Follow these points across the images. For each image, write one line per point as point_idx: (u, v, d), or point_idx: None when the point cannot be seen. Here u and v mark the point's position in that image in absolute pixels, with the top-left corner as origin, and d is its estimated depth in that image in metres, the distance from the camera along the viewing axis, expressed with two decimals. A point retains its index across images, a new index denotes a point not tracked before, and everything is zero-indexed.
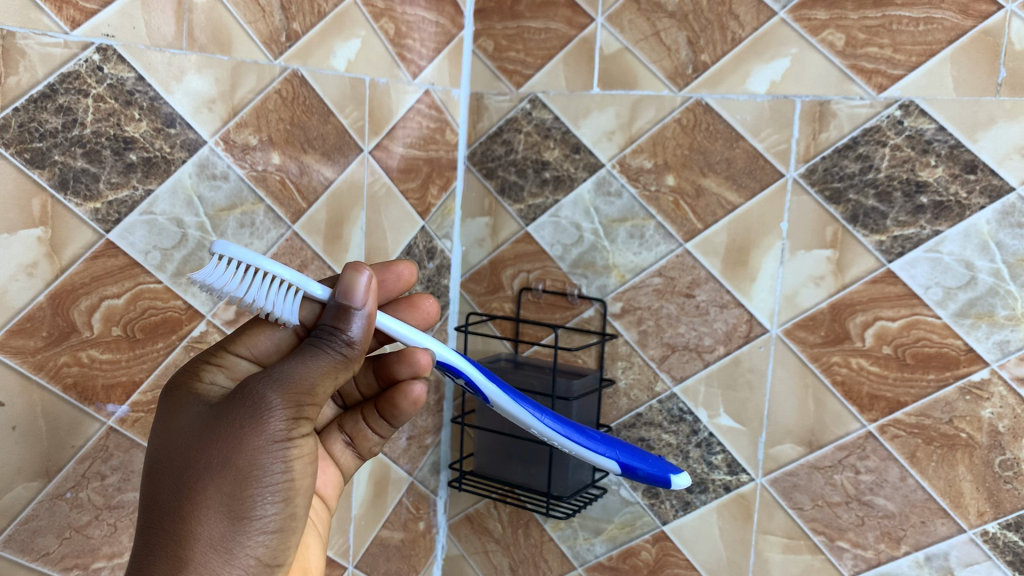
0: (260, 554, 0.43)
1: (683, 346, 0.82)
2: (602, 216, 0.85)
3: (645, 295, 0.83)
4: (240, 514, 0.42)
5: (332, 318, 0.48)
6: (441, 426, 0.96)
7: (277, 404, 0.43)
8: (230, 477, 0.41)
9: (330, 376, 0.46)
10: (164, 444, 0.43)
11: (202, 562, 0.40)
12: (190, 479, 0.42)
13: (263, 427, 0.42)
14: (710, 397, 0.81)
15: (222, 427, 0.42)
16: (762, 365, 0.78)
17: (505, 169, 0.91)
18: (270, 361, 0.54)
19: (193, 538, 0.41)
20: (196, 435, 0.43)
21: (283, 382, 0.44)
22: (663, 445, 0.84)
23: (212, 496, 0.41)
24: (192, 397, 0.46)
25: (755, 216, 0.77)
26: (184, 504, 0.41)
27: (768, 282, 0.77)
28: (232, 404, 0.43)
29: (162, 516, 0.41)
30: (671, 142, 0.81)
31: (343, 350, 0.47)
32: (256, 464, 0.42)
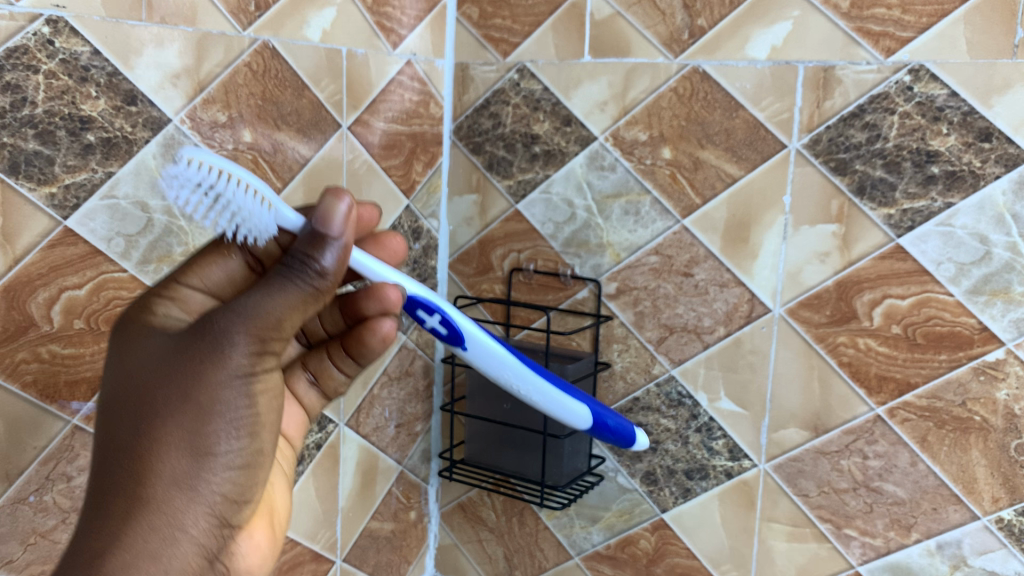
0: (225, 491, 0.41)
1: (682, 327, 0.78)
2: (596, 191, 0.81)
3: (641, 274, 0.79)
4: (203, 452, 0.39)
5: (306, 245, 0.43)
6: (430, 412, 0.92)
7: (241, 340, 0.40)
8: (193, 413, 0.39)
9: (299, 310, 0.42)
10: (118, 382, 0.40)
11: (164, 501, 0.38)
12: (148, 415, 0.38)
13: (226, 361, 0.39)
14: (710, 379, 0.77)
15: (183, 362, 0.39)
16: (764, 346, 0.74)
17: (493, 143, 0.86)
18: (223, 293, 0.51)
19: (152, 476, 0.38)
20: (154, 369, 0.40)
21: (245, 316, 0.40)
22: (661, 430, 0.80)
23: (175, 432, 0.38)
24: (147, 332, 0.43)
25: (755, 190, 0.73)
26: (142, 442, 0.38)
27: (771, 259, 0.73)
28: (191, 337, 0.40)
29: (117, 452, 0.38)
30: (667, 113, 0.76)
31: (313, 281, 0.43)
32: (218, 401, 0.39)
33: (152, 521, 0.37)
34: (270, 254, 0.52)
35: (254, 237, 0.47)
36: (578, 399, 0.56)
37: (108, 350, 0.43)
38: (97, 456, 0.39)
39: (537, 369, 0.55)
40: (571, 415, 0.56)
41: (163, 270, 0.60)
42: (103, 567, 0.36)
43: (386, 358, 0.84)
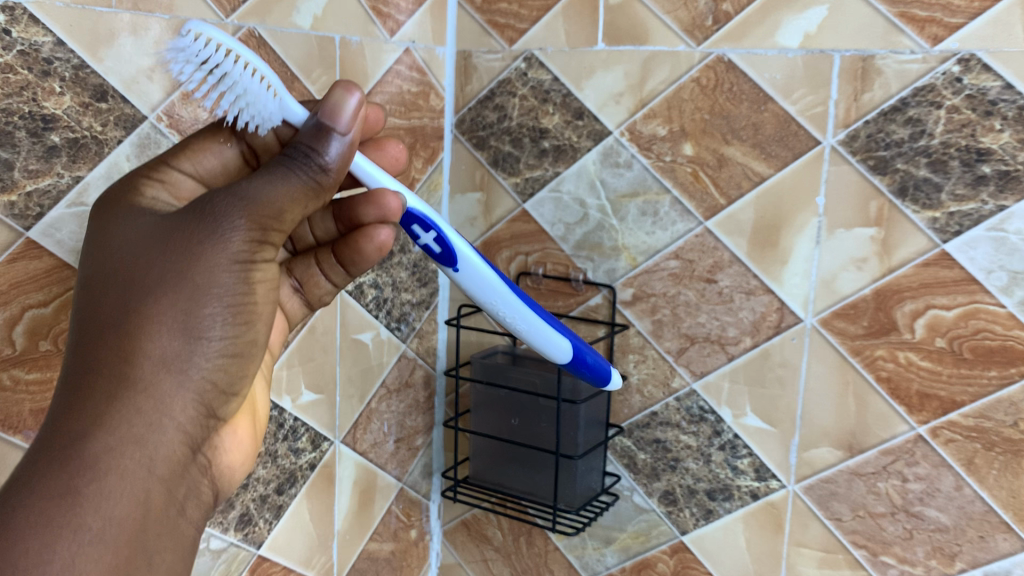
0: (214, 379, 0.38)
1: (704, 337, 0.72)
2: (610, 190, 0.75)
3: (660, 280, 0.73)
4: (194, 334, 0.36)
5: (309, 134, 0.41)
6: (432, 424, 0.87)
7: (240, 223, 0.37)
8: (184, 294, 0.36)
9: (298, 205, 0.40)
10: (104, 260, 0.38)
11: (152, 383, 0.35)
12: (136, 294, 0.36)
13: (223, 243, 0.37)
14: (735, 394, 0.72)
15: (175, 241, 0.37)
16: (794, 359, 0.69)
17: (498, 138, 0.80)
18: (215, 183, 0.48)
19: (140, 355, 0.35)
20: (145, 249, 0.37)
21: (246, 200, 0.38)
22: (681, 447, 0.74)
23: (166, 312, 0.36)
24: (132, 215, 0.40)
25: (786, 190, 0.68)
26: (131, 319, 0.35)
27: (802, 265, 0.68)
28: (184, 217, 0.38)
29: (102, 329, 0.35)
30: (688, 106, 0.70)
31: (315, 174, 0.41)
32: (214, 283, 0.37)
33: (137, 404, 0.35)
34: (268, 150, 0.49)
35: (256, 122, 0.45)
36: (563, 332, 0.55)
37: (93, 224, 0.41)
38: (76, 333, 0.36)
39: (524, 298, 0.54)
40: (553, 349, 0.54)
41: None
42: (83, 447, 0.33)
43: (383, 371, 0.79)
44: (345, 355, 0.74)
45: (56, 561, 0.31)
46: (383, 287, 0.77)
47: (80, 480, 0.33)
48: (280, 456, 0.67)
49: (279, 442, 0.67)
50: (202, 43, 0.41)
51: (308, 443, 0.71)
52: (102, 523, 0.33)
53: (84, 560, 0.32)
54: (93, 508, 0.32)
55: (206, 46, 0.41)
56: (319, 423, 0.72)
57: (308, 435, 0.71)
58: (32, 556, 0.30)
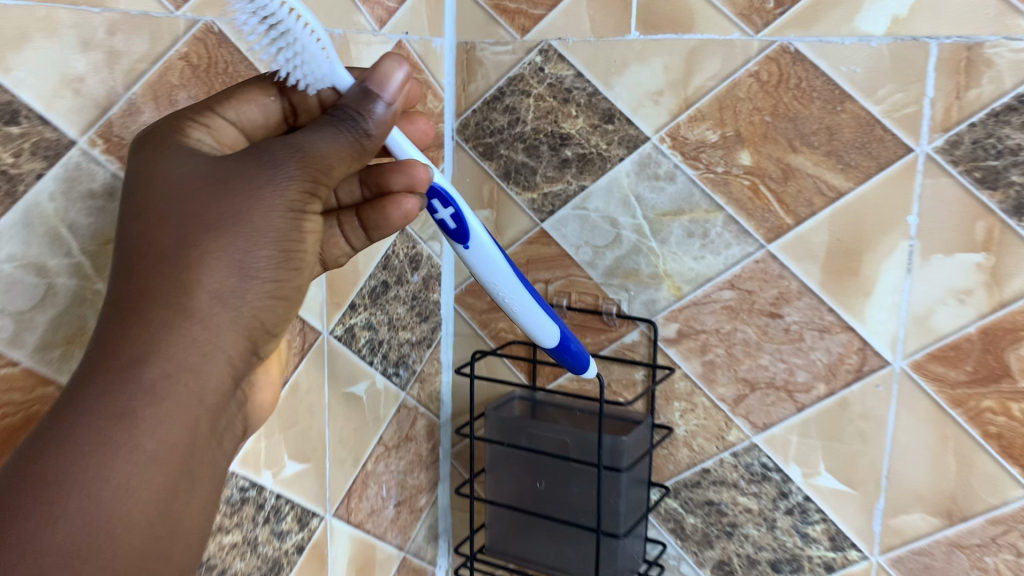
0: (263, 326, 0.34)
1: (767, 382, 0.61)
2: (648, 207, 0.63)
3: (711, 315, 0.62)
4: (250, 274, 0.33)
5: (355, 100, 0.37)
6: (436, 480, 0.75)
7: (295, 173, 0.34)
8: (244, 234, 0.32)
9: (344, 165, 0.36)
10: (154, 191, 0.34)
11: (206, 319, 0.32)
12: (191, 224, 0.32)
13: (279, 188, 0.33)
14: (805, 450, 0.60)
15: (233, 179, 0.33)
16: (879, 410, 0.58)
17: (509, 146, 0.67)
18: (254, 136, 0.42)
19: (195, 289, 0.31)
20: (198, 183, 0.33)
21: (299, 149, 0.34)
22: (740, 510, 0.63)
23: (223, 246, 0.32)
24: (178, 142, 0.36)
25: (869, 208, 0.56)
26: (187, 252, 0.32)
27: (889, 296, 0.56)
28: (242, 155, 0.34)
29: (155, 259, 0.32)
30: (744, 106, 0.58)
31: (363, 133, 0.37)
32: (269, 227, 0.33)
33: (194, 334, 0.31)
34: (314, 107, 0.43)
35: (307, 84, 0.39)
36: (553, 317, 0.50)
37: (129, 156, 0.37)
38: (121, 258, 0.32)
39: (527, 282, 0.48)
40: (543, 336, 0.50)
41: (75, 354, 0.40)
42: (136, 376, 0.30)
43: (380, 426, 0.67)
44: (336, 413, 0.62)
45: (111, 484, 0.29)
46: (377, 328, 0.65)
47: (138, 402, 0.30)
48: (261, 544, 0.55)
49: (260, 527, 0.54)
50: None
51: (294, 523, 0.58)
52: (153, 454, 0.30)
53: (135, 483, 0.29)
54: (148, 431, 0.30)
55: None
56: (306, 497, 0.59)
57: (294, 514, 0.58)
58: (84, 483, 0.28)
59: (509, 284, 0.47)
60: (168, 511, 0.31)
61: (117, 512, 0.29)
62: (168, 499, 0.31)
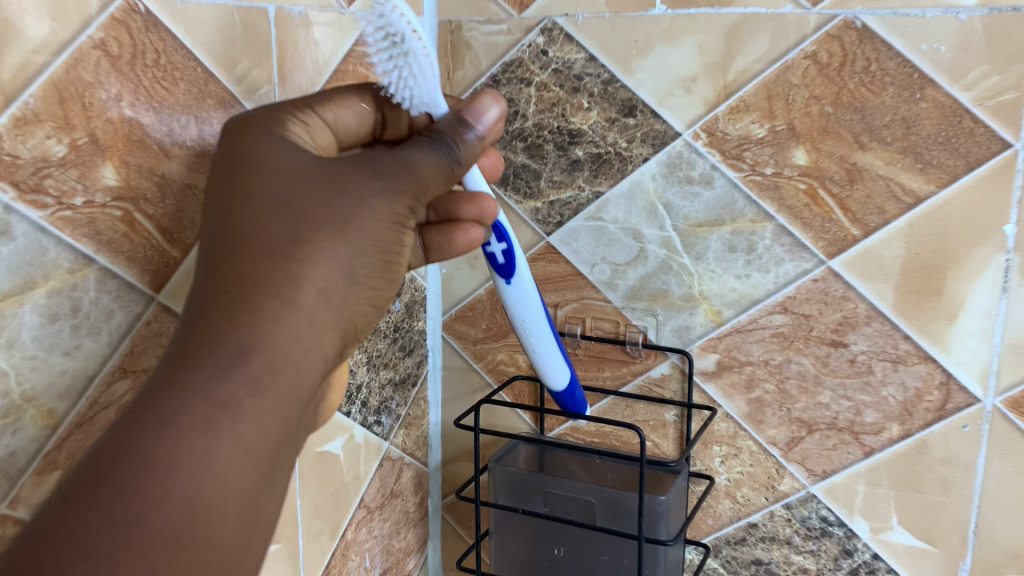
0: (358, 328, 0.33)
1: (828, 423, 0.51)
2: (678, 217, 0.52)
3: (758, 344, 0.52)
4: (355, 277, 0.31)
5: (450, 126, 0.36)
6: (427, 537, 0.64)
7: (400, 186, 0.32)
8: (351, 241, 0.30)
9: (440, 187, 0.35)
10: (262, 176, 0.31)
11: (311, 317, 0.29)
12: (303, 214, 0.30)
13: (385, 199, 0.32)
14: (873, 501, 0.51)
15: (345, 181, 0.31)
16: (965, 455, 0.48)
17: (507, 145, 0.56)
18: (343, 142, 0.39)
19: (303, 289, 0.29)
20: (309, 178, 0.31)
21: (405, 164, 0.33)
22: (793, 571, 0.54)
23: (332, 243, 0.30)
24: (277, 133, 0.34)
25: (955, 215, 0.46)
26: (299, 245, 0.29)
27: (980, 321, 0.47)
28: (352, 160, 0.32)
29: (263, 248, 0.29)
30: (799, 95, 0.48)
31: (457, 157, 0.35)
32: (369, 234, 0.31)
33: (298, 325, 0.29)
34: (404, 129, 0.43)
35: (412, 105, 0.37)
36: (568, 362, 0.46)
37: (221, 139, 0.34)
38: (224, 241, 0.30)
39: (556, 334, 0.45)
40: (553, 376, 0.45)
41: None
42: (245, 363, 0.27)
43: (360, 486, 0.55)
44: (309, 479, 0.50)
45: (212, 470, 0.26)
46: (355, 371, 0.53)
47: (242, 391, 0.27)
48: None
49: None
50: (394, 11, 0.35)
51: None
52: (251, 445, 0.27)
53: (232, 477, 0.26)
54: (251, 421, 0.27)
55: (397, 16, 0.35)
56: None
57: None
58: (187, 470, 0.25)
59: (541, 333, 0.44)
60: (252, 519, 0.27)
61: (213, 502, 0.26)
62: (257, 500, 0.28)
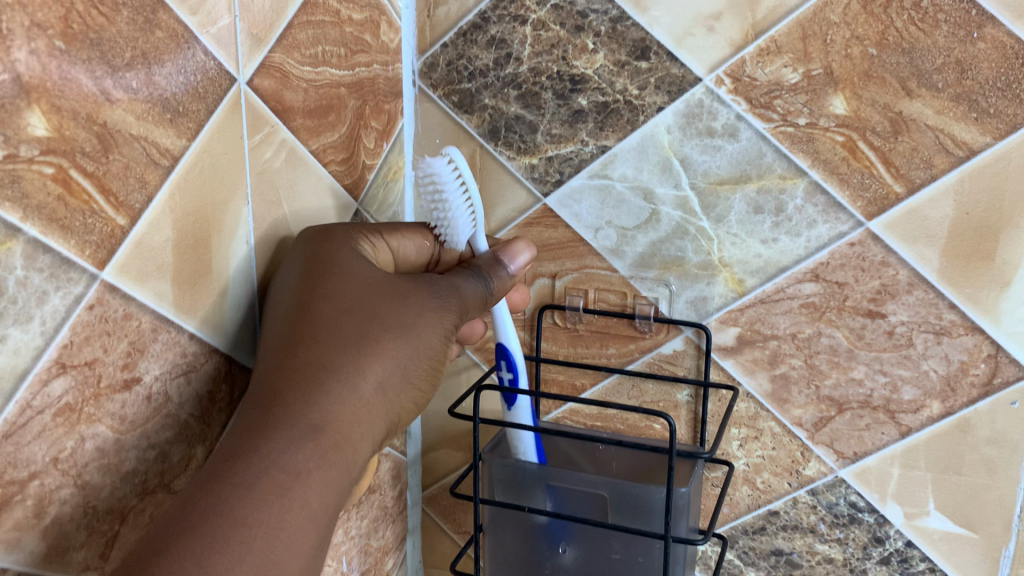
0: (399, 423, 0.38)
1: (861, 402, 0.46)
2: (696, 173, 0.46)
3: (785, 316, 0.47)
4: (408, 377, 0.36)
5: (488, 268, 0.42)
6: (405, 532, 0.58)
7: (449, 305, 0.39)
8: (408, 345, 0.36)
9: (475, 308, 0.41)
10: (335, 281, 0.37)
11: (367, 405, 0.35)
12: (371, 319, 0.36)
13: (436, 310, 0.38)
14: (909, 485, 0.46)
15: (406, 295, 0.38)
16: (1014, 433, 0.44)
17: (497, 94, 0.50)
18: (405, 270, 0.44)
19: (365, 382, 0.35)
20: (374, 292, 0.37)
21: (453, 290, 0.39)
22: (818, 562, 0.49)
23: (392, 345, 0.36)
24: (351, 245, 0.40)
25: (1013, 169, 0.41)
26: (365, 345, 0.35)
27: None
28: (410, 278, 0.39)
29: (337, 341, 0.35)
30: (839, 34, 0.43)
31: (490, 289, 0.42)
32: (427, 340, 0.37)
33: (357, 409, 0.34)
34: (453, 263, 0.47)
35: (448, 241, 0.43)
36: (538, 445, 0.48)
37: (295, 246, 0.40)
38: (302, 329, 0.35)
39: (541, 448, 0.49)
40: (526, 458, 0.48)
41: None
42: (317, 438, 0.32)
43: None
44: None
45: (282, 531, 0.31)
46: None
47: (311, 461, 0.32)
48: None
49: None
50: (451, 165, 0.42)
51: None
52: (312, 509, 0.32)
53: (295, 535, 0.31)
54: (313, 488, 0.32)
55: (452, 169, 0.42)
56: None
57: None
58: (267, 527, 0.30)
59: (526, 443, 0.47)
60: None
61: (280, 556, 0.30)
62: (314, 557, 0.32)
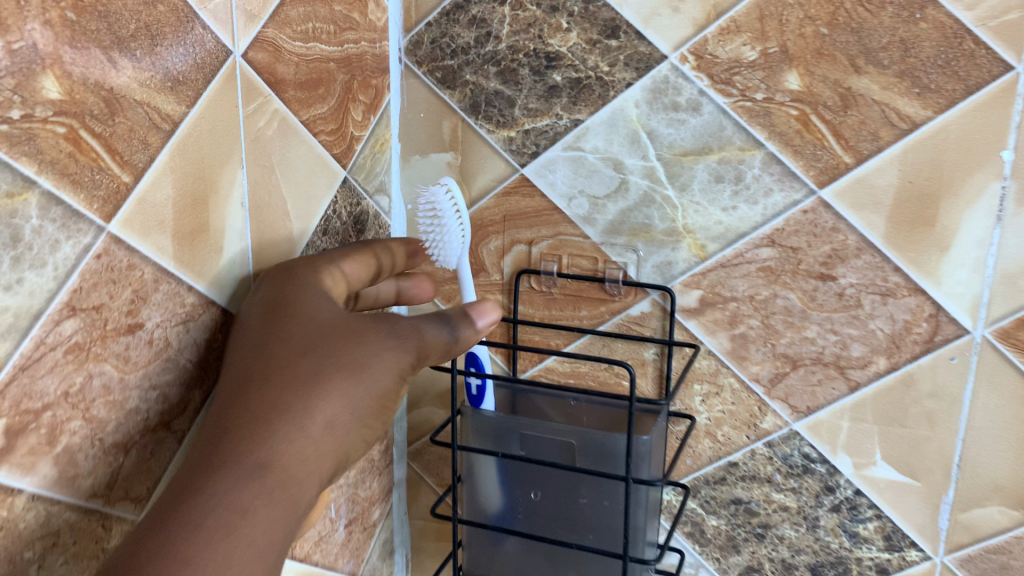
0: (340, 486, 0.34)
1: (813, 359, 0.50)
2: (662, 145, 0.50)
3: (744, 278, 0.50)
4: (360, 416, 0.35)
5: (455, 315, 0.39)
6: (392, 485, 0.61)
7: (404, 344, 0.36)
8: (362, 383, 0.35)
9: (437, 352, 0.38)
10: (290, 319, 0.36)
11: (317, 447, 0.33)
12: (324, 360, 0.34)
13: (383, 356, 0.35)
14: (858, 436, 0.50)
15: (361, 336, 0.36)
16: (953, 388, 0.48)
17: (477, 70, 0.53)
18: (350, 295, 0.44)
19: (314, 421, 0.33)
20: (328, 335, 0.35)
21: (408, 331, 0.37)
22: (774, 510, 0.53)
23: (343, 384, 0.34)
24: (312, 281, 0.39)
25: (953, 142, 0.45)
26: (314, 389, 0.33)
27: (973, 251, 0.46)
28: (363, 320, 0.37)
29: (286, 384, 0.33)
30: (793, 15, 0.46)
31: (456, 336, 0.39)
32: (379, 382, 0.35)
33: (306, 448, 0.32)
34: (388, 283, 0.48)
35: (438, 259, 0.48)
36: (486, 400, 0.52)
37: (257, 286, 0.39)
38: (255, 367, 0.34)
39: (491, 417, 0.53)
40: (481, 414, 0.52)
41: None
42: (265, 476, 0.31)
43: None
44: None
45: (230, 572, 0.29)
46: None
47: (260, 498, 0.31)
48: None
49: None
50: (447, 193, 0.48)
51: None
52: (262, 546, 0.30)
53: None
54: (263, 528, 0.30)
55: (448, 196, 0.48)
56: None
57: None
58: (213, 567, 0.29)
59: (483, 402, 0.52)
60: None
61: None
62: None
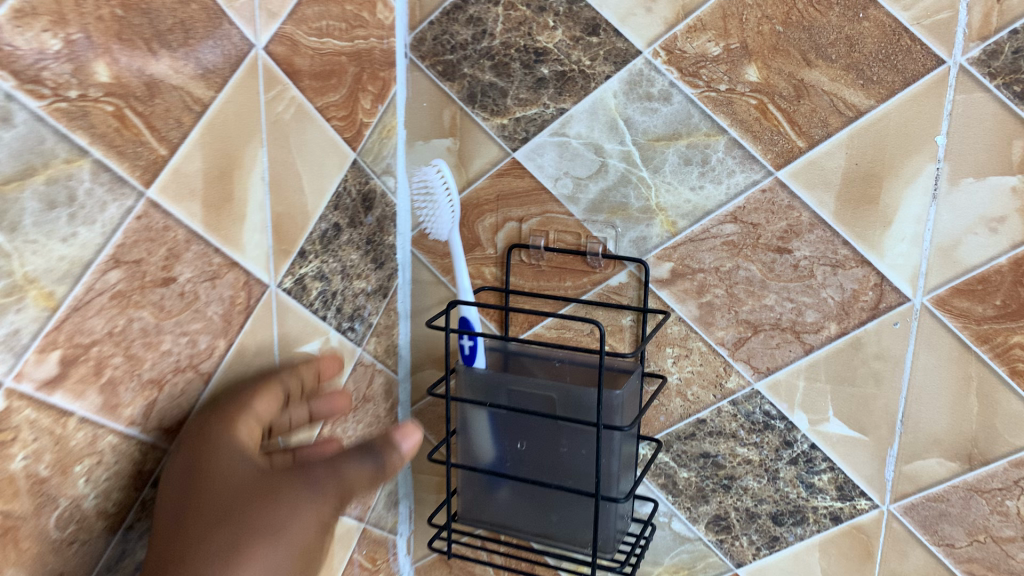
0: None
1: (772, 324, 0.55)
2: (638, 131, 0.55)
3: (710, 252, 0.56)
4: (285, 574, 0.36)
5: (378, 440, 0.40)
6: None
7: (324, 497, 0.38)
8: (281, 542, 0.36)
9: (366, 484, 0.39)
10: (203, 490, 0.37)
11: None
12: (241, 529, 0.36)
13: (301, 505, 0.37)
14: (813, 395, 0.55)
15: (277, 495, 0.37)
16: (896, 350, 0.53)
17: (474, 64, 0.59)
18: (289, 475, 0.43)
19: None
20: (245, 499, 0.37)
21: (332, 474, 0.38)
22: (738, 463, 0.58)
23: (263, 549, 0.36)
24: (227, 439, 0.40)
25: (893, 128, 0.50)
26: (234, 559, 0.35)
27: (912, 226, 0.51)
28: (282, 476, 0.38)
29: (204, 561, 0.35)
30: (752, 15, 0.51)
31: (383, 465, 0.40)
32: (298, 532, 0.37)
33: None
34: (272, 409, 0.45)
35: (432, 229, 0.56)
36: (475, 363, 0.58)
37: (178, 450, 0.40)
38: (171, 545, 0.36)
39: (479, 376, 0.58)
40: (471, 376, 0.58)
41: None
42: None
43: None
44: None
45: None
46: (330, 278, 0.57)
47: None
48: None
49: None
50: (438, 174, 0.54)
51: None
52: None
53: None
54: None
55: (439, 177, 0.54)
56: None
57: None
58: None
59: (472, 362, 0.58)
60: None
61: None
62: None
